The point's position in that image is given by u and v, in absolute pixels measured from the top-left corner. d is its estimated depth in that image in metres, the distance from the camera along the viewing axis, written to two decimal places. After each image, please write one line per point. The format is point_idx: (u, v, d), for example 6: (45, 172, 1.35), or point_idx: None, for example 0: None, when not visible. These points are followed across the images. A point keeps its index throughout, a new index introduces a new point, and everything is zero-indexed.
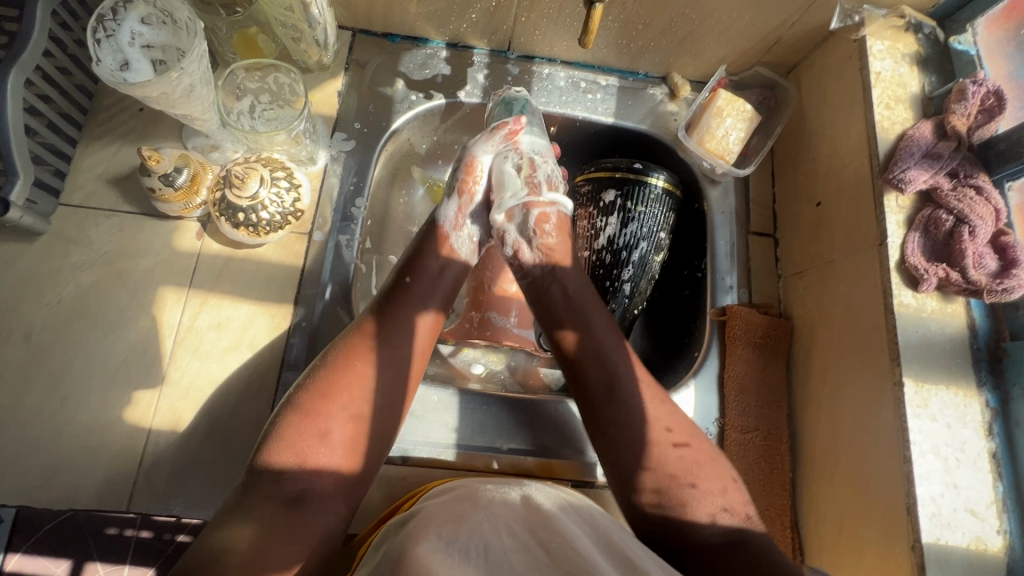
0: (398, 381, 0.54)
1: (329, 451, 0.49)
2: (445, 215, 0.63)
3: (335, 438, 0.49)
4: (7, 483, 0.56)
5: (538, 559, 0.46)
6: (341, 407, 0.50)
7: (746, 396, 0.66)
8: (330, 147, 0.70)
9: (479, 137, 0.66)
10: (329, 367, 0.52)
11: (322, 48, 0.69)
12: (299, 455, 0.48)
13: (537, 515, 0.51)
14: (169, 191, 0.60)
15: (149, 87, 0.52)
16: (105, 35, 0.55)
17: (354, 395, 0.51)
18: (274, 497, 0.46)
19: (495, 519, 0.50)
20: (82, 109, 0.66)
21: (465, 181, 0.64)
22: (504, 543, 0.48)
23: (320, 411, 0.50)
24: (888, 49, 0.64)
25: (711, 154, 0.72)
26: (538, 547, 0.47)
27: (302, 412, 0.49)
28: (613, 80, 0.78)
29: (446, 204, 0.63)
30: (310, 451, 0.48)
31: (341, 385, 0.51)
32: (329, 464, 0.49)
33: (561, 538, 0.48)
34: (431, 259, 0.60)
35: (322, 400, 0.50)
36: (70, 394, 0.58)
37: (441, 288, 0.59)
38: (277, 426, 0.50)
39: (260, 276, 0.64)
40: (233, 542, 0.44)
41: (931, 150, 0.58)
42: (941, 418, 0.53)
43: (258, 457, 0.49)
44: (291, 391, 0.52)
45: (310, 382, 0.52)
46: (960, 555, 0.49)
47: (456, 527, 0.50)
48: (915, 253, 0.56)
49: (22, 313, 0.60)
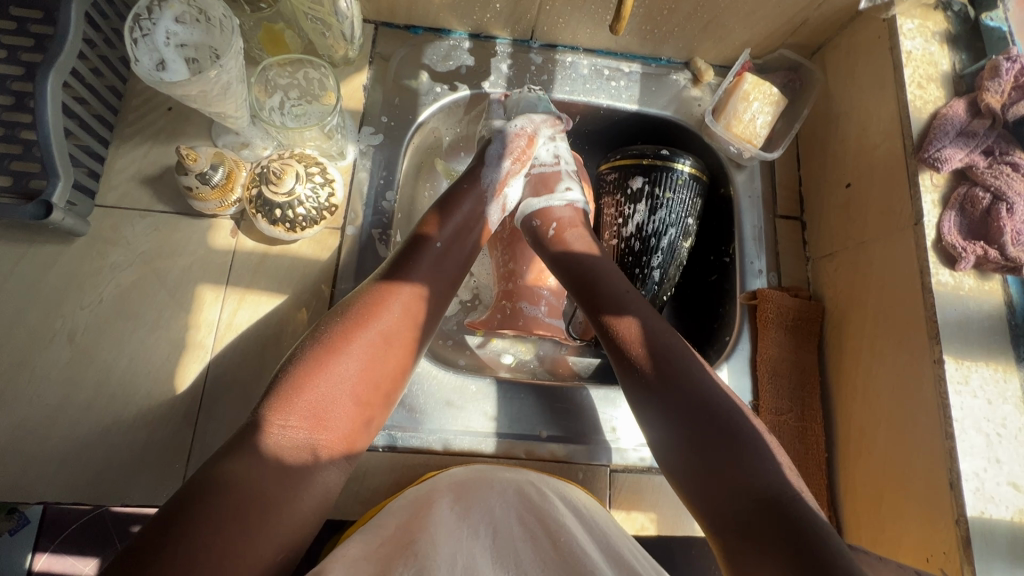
0: (410, 356, 0.53)
1: (336, 406, 0.48)
2: (489, 178, 0.63)
3: (343, 394, 0.48)
4: (58, 481, 0.56)
5: (542, 549, 0.50)
6: (353, 365, 0.49)
7: (780, 379, 0.66)
8: (359, 142, 0.70)
9: (529, 110, 0.68)
10: (347, 318, 0.51)
11: (348, 42, 0.69)
12: (309, 399, 0.47)
13: (545, 506, 0.53)
14: (206, 189, 0.61)
15: (188, 86, 0.52)
16: (141, 34, 0.56)
17: (370, 357, 0.50)
18: (277, 442, 0.45)
19: (505, 505, 0.53)
20: (113, 110, 0.66)
21: (520, 149, 0.65)
22: (513, 529, 0.52)
23: (331, 366, 0.48)
24: (918, 28, 0.64)
25: (738, 139, 0.72)
26: (543, 538, 0.50)
27: (314, 364, 0.48)
28: (636, 67, 0.77)
29: (483, 176, 0.63)
30: (319, 402, 0.47)
31: (356, 344, 0.50)
32: (336, 419, 0.48)
33: (568, 533, 0.50)
34: (454, 227, 0.60)
35: (335, 356, 0.49)
36: (115, 393, 0.59)
37: (457, 258, 0.59)
38: (286, 372, 0.48)
39: (295, 272, 0.65)
40: (230, 481, 0.42)
41: (966, 128, 0.58)
42: (981, 395, 0.53)
43: (262, 402, 0.47)
44: (302, 342, 0.51)
45: (322, 336, 0.50)
46: (1003, 528, 0.50)
47: (465, 513, 0.52)
48: (951, 232, 0.56)
49: (64, 314, 0.61)
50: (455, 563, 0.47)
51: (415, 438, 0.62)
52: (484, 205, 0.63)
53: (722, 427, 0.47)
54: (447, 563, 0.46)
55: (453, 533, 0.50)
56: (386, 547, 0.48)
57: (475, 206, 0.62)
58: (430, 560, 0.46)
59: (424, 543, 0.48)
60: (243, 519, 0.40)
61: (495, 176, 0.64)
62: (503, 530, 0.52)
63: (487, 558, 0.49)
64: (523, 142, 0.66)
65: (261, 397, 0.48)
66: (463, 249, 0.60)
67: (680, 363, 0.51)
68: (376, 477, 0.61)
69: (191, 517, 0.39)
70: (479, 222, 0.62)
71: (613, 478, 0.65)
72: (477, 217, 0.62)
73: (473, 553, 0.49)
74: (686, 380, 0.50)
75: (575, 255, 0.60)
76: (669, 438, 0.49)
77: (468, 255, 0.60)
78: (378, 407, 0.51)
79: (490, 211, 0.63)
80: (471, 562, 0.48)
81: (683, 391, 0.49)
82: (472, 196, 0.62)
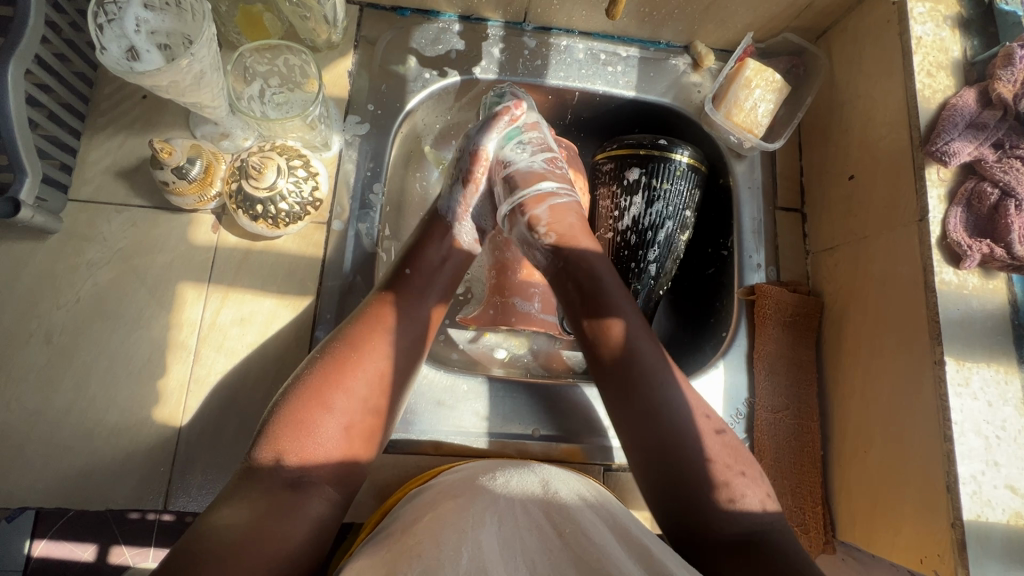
0: (398, 370, 0.52)
1: (329, 430, 0.46)
2: (449, 206, 0.62)
3: (335, 419, 0.47)
4: (38, 486, 0.55)
5: (550, 539, 0.46)
6: (342, 388, 0.48)
7: (776, 375, 0.65)
8: (344, 132, 0.67)
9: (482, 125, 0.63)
10: (336, 348, 0.50)
11: (330, 26, 0.65)
12: (303, 437, 0.45)
13: (550, 496, 0.49)
14: (183, 183, 0.58)
15: (158, 76, 0.49)
16: (106, 19, 0.52)
17: (354, 379, 0.48)
18: (271, 476, 0.44)
19: (509, 495, 0.49)
20: (84, 99, 0.63)
21: (475, 171, 0.62)
22: (518, 516, 0.47)
23: (319, 392, 0.47)
24: (929, 11, 0.61)
25: (739, 128, 0.69)
26: (551, 528, 0.46)
27: (302, 392, 0.47)
28: (633, 51, 0.74)
29: (442, 211, 0.62)
30: (312, 438, 0.46)
31: (342, 370, 0.48)
32: (330, 451, 0.46)
33: (577, 525, 0.46)
34: (433, 249, 0.58)
35: (323, 383, 0.47)
36: (96, 396, 0.58)
37: (440, 277, 0.57)
38: (279, 409, 0.47)
39: (280, 269, 0.63)
40: (233, 521, 0.41)
41: (975, 119, 0.56)
42: (982, 397, 0.52)
43: (257, 436, 0.46)
44: (293, 375, 0.49)
45: (310, 372, 0.48)
46: (999, 532, 0.49)
47: (468, 503, 0.48)
48: (957, 228, 0.54)
49: (40, 314, 0.59)
50: (460, 558, 0.42)
51: (407, 439, 0.61)
52: (454, 230, 0.61)
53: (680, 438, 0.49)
54: (450, 562, 0.41)
55: (458, 525, 0.45)
56: (388, 551, 0.44)
57: (444, 229, 0.60)
58: (435, 563, 0.41)
59: (429, 543, 0.43)
60: (247, 548, 0.40)
61: (454, 203, 0.62)
62: (509, 517, 0.47)
63: (493, 543, 0.44)
64: (479, 164, 0.62)
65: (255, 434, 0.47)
66: (447, 259, 0.58)
67: (637, 357, 0.51)
68: (368, 477, 0.60)
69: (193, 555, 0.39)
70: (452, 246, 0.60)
71: (606, 477, 0.64)
72: (450, 240, 0.60)
73: (479, 541, 0.44)
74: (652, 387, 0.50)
75: (581, 258, 0.56)
76: (636, 441, 0.50)
77: (451, 264, 0.59)
78: (370, 428, 0.49)
79: (460, 233, 0.61)
80: (476, 550, 0.43)
81: (650, 400, 0.50)
82: (439, 223, 0.60)
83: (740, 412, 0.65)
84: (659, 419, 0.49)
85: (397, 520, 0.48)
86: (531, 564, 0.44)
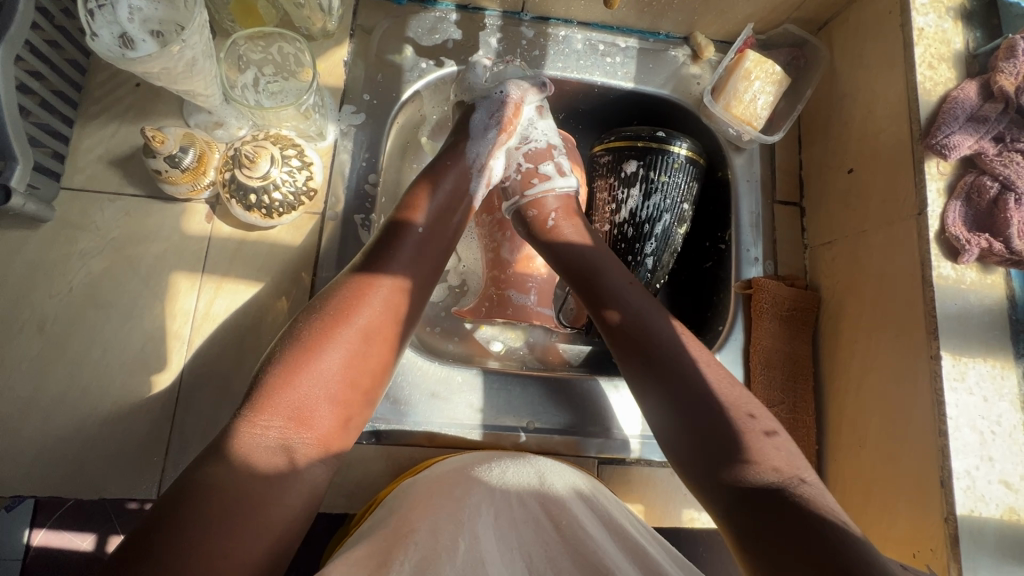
0: (397, 346, 0.51)
1: (323, 408, 0.46)
2: (474, 152, 0.60)
3: (327, 391, 0.46)
4: (31, 474, 0.55)
5: (546, 533, 0.46)
6: (338, 363, 0.47)
7: (772, 368, 0.65)
8: (339, 121, 0.66)
9: (520, 84, 0.63)
10: (329, 307, 0.48)
11: (326, 14, 0.65)
12: (290, 398, 0.45)
13: (546, 488, 0.48)
14: (176, 172, 0.58)
15: (149, 62, 0.48)
16: (97, 5, 0.51)
17: (353, 353, 0.48)
18: (261, 447, 0.43)
19: (505, 486, 0.48)
20: (76, 86, 0.63)
21: (507, 117, 0.62)
22: (515, 509, 0.47)
23: (309, 366, 0.46)
24: (931, 3, 0.60)
25: (738, 120, 0.69)
26: (548, 521, 0.47)
27: (297, 362, 0.46)
28: (632, 42, 0.73)
29: (467, 151, 0.60)
30: (300, 401, 0.45)
31: (339, 340, 0.47)
32: (317, 417, 0.46)
33: (572, 516, 0.46)
34: (428, 202, 0.56)
35: (320, 355, 0.47)
36: (89, 384, 0.58)
37: (440, 243, 0.56)
38: (269, 370, 0.46)
39: (274, 259, 0.62)
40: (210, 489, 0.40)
41: (976, 112, 0.55)
42: (977, 392, 0.52)
43: (243, 402, 0.45)
44: (283, 334, 0.48)
45: (303, 331, 0.47)
46: (992, 527, 0.49)
47: (463, 494, 0.47)
48: (955, 223, 0.54)
49: (33, 303, 0.58)
50: (457, 548, 0.43)
51: (401, 430, 0.61)
52: (470, 183, 0.60)
53: (716, 425, 0.48)
54: (447, 554, 0.43)
55: (455, 515, 0.46)
56: (383, 534, 0.45)
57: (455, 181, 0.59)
58: (429, 553, 0.43)
59: (425, 531, 0.44)
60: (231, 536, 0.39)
61: (479, 150, 0.61)
62: (507, 510, 0.47)
63: (490, 537, 0.45)
64: (507, 113, 0.62)
65: (243, 397, 0.46)
66: (445, 232, 0.56)
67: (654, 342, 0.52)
68: (361, 469, 0.60)
69: (181, 524, 0.38)
70: (464, 200, 0.59)
71: (600, 470, 0.64)
72: (458, 191, 0.58)
73: (475, 533, 0.45)
74: (684, 366, 0.51)
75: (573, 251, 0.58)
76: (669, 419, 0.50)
77: (450, 237, 0.57)
78: (362, 399, 0.49)
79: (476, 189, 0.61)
80: (473, 542, 0.44)
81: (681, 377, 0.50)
82: (448, 168, 0.59)
83: None
84: (699, 402, 0.49)
85: (386, 509, 0.47)
86: (527, 560, 0.45)
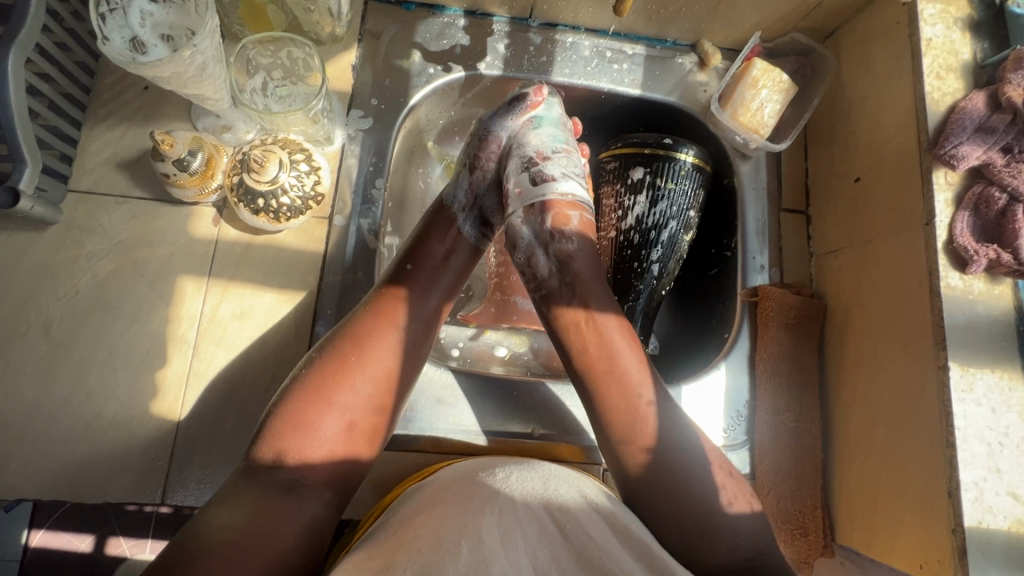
0: (404, 370, 0.52)
1: (326, 446, 0.46)
2: (454, 196, 0.59)
3: (335, 421, 0.47)
4: (36, 478, 0.55)
5: (551, 536, 0.45)
6: (337, 407, 0.47)
7: (778, 376, 0.65)
8: (347, 126, 0.66)
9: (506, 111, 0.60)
10: (339, 340, 0.50)
11: (335, 18, 0.65)
12: (301, 434, 0.46)
13: (552, 492, 0.48)
14: (184, 176, 0.58)
15: (160, 67, 0.48)
16: (109, 9, 0.52)
17: (354, 394, 0.48)
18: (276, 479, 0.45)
19: (509, 488, 0.48)
20: (85, 89, 0.63)
21: (485, 156, 0.59)
22: (519, 510, 0.46)
23: (316, 402, 0.47)
24: (939, 13, 0.60)
25: (745, 128, 0.69)
26: (552, 524, 0.45)
27: (295, 413, 0.46)
28: (640, 49, 0.73)
29: (448, 199, 0.59)
30: (311, 435, 0.46)
31: (337, 387, 0.48)
32: (329, 449, 0.47)
33: (576, 522, 0.46)
34: (436, 243, 0.56)
35: (318, 404, 0.47)
36: (94, 387, 0.57)
37: (445, 272, 0.56)
38: (280, 406, 0.47)
39: (281, 263, 0.62)
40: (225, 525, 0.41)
41: (984, 123, 0.55)
42: (985, 403, 0.52)
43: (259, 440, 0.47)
44: (296, 369, 0.49)
45: (312, 367, 0.49)
46: (1000, 539, 0.49)
47: (468, 499, 0.47)
48: (963, 233, 0.54)
49: (39, 306, 0.58)
50: (460, 554, 0.41)
51: (406, 436, 0.61)
52: (459, 224, 0.58)
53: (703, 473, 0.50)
54: (449, 557, 0.41)
55: (459, 521, 0.44)
56: (390, 544, 0.43)
57: (450, 223, 0.58)
58: (433, 559, 0.41)
59: (428, 538, 0.43)
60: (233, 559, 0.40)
61: (459, 192, 0.59)
62: (510, 511, 0.46)
63: (495, 539, 0.43)
64: (493, 146, 0.59)
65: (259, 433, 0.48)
66: (452, 259, 0.57)
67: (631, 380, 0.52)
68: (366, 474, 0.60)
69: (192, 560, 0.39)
70: (456, 238, 0.57)
71: (606, 477, 0.64)
72: (454, 234, 0.57)
73: (479, 536, 0.43)
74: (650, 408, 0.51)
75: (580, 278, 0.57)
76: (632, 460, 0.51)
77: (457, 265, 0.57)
78: (374, 425, 0.49)
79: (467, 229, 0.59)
80: (477, 546, 0.42)
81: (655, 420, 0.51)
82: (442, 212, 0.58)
83: (741, 413, 0.65)
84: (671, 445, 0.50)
85: (394, 517, 0.47)
86: (532, 559, 0.43)
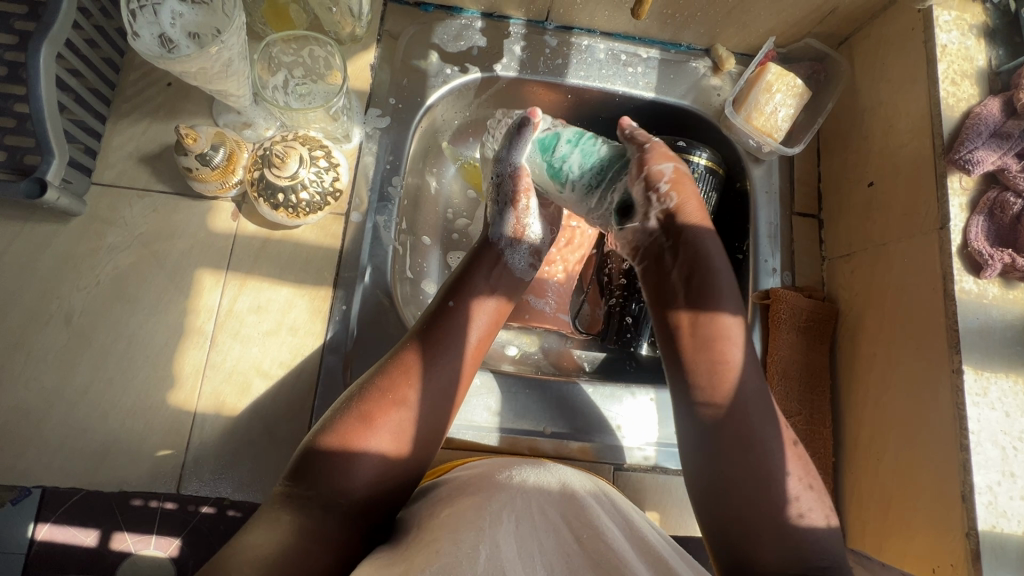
0: (446, 395, 0.53)
1: (374, 464, 0.48)
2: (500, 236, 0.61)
3: (380, 444, 0.49)
4: (56, 464, 0.56)
5: (569, 541, 0.44)
6: (379, 435, 0.49)
7: (790, 380, 0.65)
8: (365, 124, 0.67)
9: (507, 142, 0.59)
10: (387, 367, 0.52)
11: (355, 19, 0.66)
12: (346, 456, 0.48)
13: (568, 496, 0.48)
14: (206, 170, 0.59)
15: (188, 62, 0.49)
16: (139, 7, 0.53)
17: (403, 415, 0.50)
18: (323, 494, 0.47)
19: (525, 492, 0.47)
20: (110, 84, 0.64)
21: (518, 193, 0.60)
22: (537, 517, 0.45)
23: (361, 427, 0.49)
24: (954, 20, 0.60)
25: (759, 132, 0.69)
26: (570, 530, 0.45)
27: (336, 441, 0.48)
28: (654, 53, 0.74)
29: (494, 237, 0.61)
30: (356, 456, 0.48)
31: (375, 415, 0.49)
32: (375, 468, 0.48)
33: (596, 526, 0.45)
34: (483, 277, 0.58)
35: (360, 432, 0.48)
36: (113, 377, 0.58)
37: (487, 302, 0.57)
38: (327, 428, 0.49)
39: (297, 257, 0.63)
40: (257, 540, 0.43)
41: (999, 129, 0.55)
42: (1000, 407, 0.52)
43: (301, 461, 0.48)
44: (344, 395, 0.52)
45: (359, 394, 0.51)
46: (1015, 544, 0.49)
47: (484, 501, 0.46)
48: (978, 237, 0.54)
49: (61, 296, 0.59)
50: (478, 558, 0.40)
51: None
52: (511, 264, 0.61)
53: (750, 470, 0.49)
54: (469, 561, 0.40)
55: (475, 524, 0.43)
56: (410, 546, 0.43)
57: (498, 267, 0.60)
58: (452, 561, 0.40)
59: (447, 540, 0.42)
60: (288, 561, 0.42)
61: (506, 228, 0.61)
62: (528, 516, 0.45)
63: (512, 545, 0.42)
64: (522, 181, 0.60)
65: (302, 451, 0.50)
66: (502, 291, 0.59)
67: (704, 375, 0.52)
68: None
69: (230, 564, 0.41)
70: (502, 278, 0.60)
71: (615, 476, 0.64)
72: (501, 270, 0.60)
73: (496, 542, 0.42)
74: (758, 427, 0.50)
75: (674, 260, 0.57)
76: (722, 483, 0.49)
77: (505, 293, 0.59)
78: (416, 448, 0.51)
79: (517, 265, 0.61)
80: (495, 551, 0.41)
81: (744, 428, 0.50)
82: (488, 259, 0.60)
83: None
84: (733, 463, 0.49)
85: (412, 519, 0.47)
86: (549, 566, 0.42)
